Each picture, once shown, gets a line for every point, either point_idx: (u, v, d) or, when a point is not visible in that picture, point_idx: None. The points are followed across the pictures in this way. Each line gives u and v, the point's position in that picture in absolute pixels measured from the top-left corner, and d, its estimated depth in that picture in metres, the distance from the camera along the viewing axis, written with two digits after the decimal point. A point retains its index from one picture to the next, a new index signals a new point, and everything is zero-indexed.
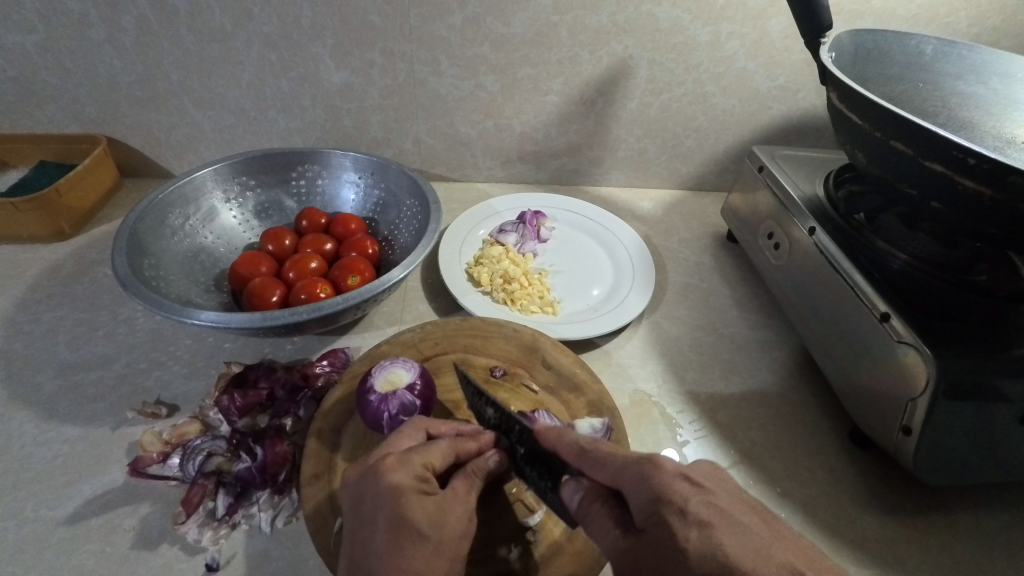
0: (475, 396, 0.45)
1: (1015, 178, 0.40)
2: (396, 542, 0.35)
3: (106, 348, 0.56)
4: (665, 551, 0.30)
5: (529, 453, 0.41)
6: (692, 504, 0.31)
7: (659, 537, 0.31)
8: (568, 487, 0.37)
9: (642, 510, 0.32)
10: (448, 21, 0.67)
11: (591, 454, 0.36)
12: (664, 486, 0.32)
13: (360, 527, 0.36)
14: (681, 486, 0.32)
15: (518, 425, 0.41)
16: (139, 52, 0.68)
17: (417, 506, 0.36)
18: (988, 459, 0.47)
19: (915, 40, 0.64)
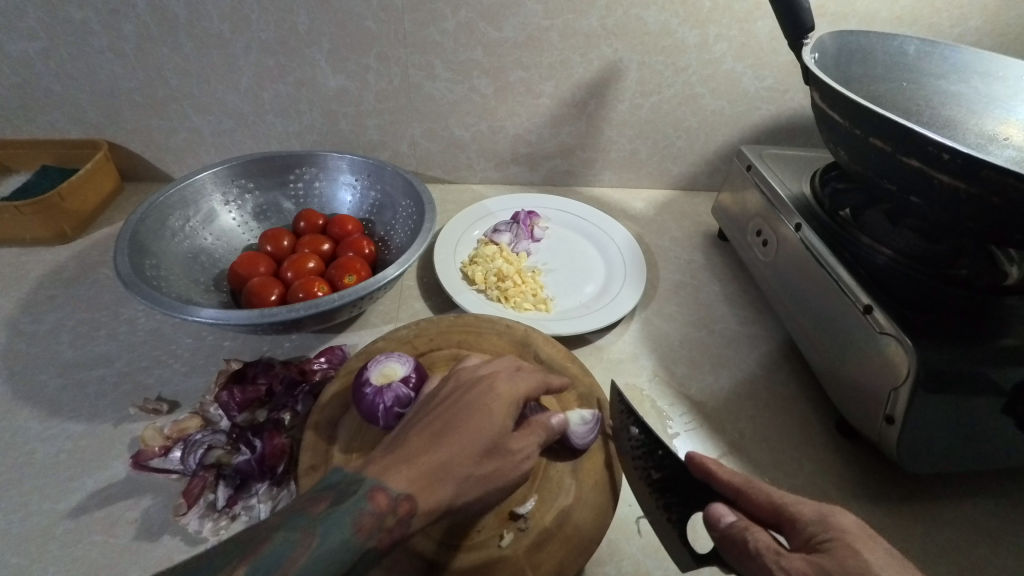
0: (623, 415, 0.48)
1: (989, 171, 0.41)
2: (467, 419, 0.38)
3: (108, 347, 0.57)
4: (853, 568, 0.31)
5: (665, 479, 0.44)
6: (883, 548, 0.32)
7: (826, 561, 0.32)
8: (721, 507, 0.38)
9: (816, 537, 0.34)
10: (441, 27, 0.68)
11: (757, 488, 0.38)
12: (851, 528, 0.33)
13: (447, 402, 0.40)
14: (829, 521, 0.34)
15: (660, 451, 0.45)
16: (139, 59, 0.70)
17: (501, 415, 0.40)
18: (970, 446, 0.49)
19: (897, 40, 0.65)
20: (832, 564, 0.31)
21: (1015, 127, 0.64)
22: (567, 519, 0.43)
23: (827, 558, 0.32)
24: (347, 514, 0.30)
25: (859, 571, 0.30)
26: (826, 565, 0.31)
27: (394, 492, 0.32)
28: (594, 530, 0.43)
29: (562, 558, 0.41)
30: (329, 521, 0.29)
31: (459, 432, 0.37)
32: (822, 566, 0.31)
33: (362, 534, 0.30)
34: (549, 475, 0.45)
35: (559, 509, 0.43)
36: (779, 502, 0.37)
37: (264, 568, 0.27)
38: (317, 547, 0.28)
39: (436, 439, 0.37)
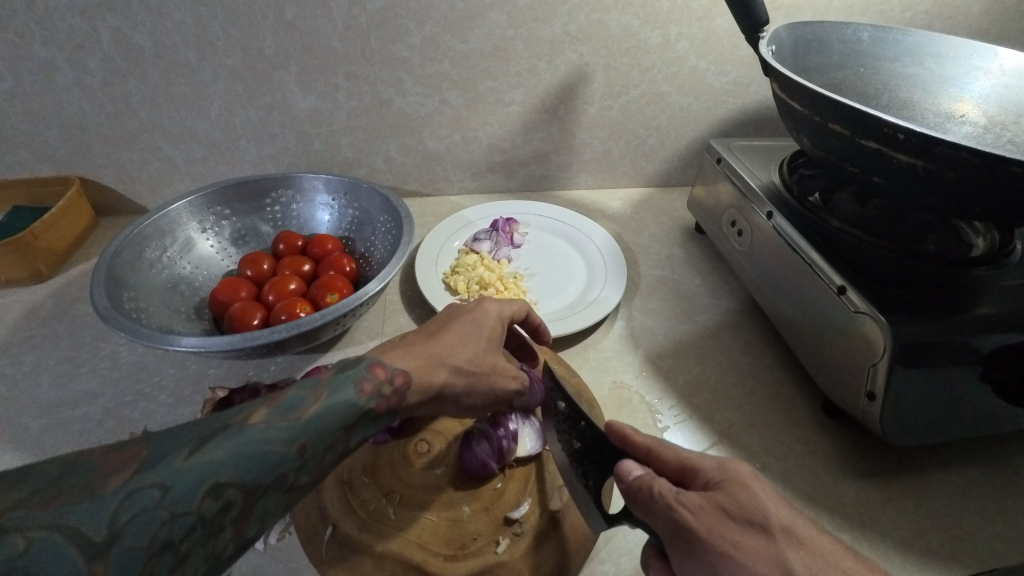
0: (552, 390, 0.46)
1: (943, 147, 0.43)
2: (460, 331, 0.44)
3: (90, 384, 0.56)
4: (750, 506, 0.33)
5: (584, 448, 0.42)
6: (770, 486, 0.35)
7: (728, 496, 0.34)
8: (632, 461, 0.38)
9: (712, 481, 0.36)
10: (408, 42, 0.69)
11: (666, 446, 0.39)
12: (744, 470, 0.36)
13: (445, 317, 0.46)
14: (730, 466, 0.36)
15: (583, 422, 0.42)
16: (107, 93, 0.70)
17: (488, 327, 0.46)
18: (950, 417, 0.50)
19: (851, 28, 0.67)
20: (728, 501, 0.34)
21: (970, 103, 0.66)
22: (562, 520, 0.43)
23: (724, 496, 0.34)
24: (351, 379, 0.35)
25: (750, 504, 0.33)
26: (723, 501, 0.34)
27: (392, 368, 0.37)
28: (590, 529, 0.43)
29: (559, 560, 0.41)
30: (336, 384, 0.34)
31: (452, 337, 0.43)
32: (720, 504, 0.34)
33: (364, 396, 0.35)
34: (541, 477, 0.46)
35: (553, 511, 0.43)
36: (684, 455, 0.38)
37: (282, 411, 0.31)
38: (328, 399, 0.33)
39: (433, 341, 0.42)
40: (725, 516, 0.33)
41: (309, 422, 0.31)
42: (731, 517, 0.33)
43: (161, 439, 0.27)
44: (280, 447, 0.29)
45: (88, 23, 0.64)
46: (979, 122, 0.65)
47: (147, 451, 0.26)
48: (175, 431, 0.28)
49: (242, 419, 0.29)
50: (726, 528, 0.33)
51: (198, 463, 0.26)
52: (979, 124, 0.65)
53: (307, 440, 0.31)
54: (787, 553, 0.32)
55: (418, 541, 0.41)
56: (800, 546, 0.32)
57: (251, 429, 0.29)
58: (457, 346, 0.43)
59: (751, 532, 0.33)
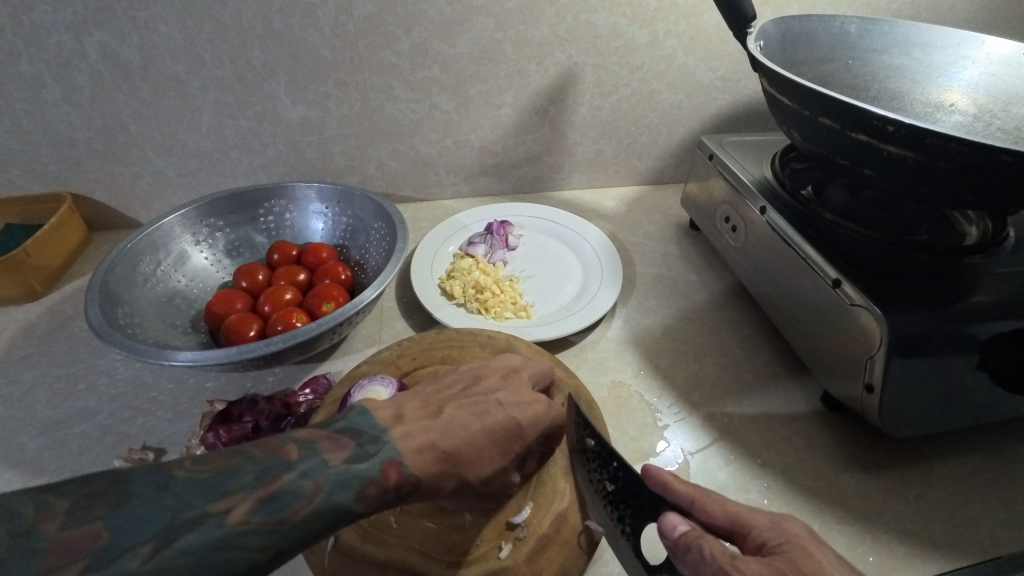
0: (579, 426, 0.46)
1: (933, 138, 0.43)
2: (496, 423, 0.40)
3: (88, 401, 0.56)
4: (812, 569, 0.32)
5: (618, 491, 0.42)
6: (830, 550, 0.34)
7: (788, 561, 0.33)
8: (675, 515, 0.37)
9: (769, 543, 0.35)
10: (396, 48, 0.69)
11: (713, 498, 0.38)
12: (801, 531, 0.35)
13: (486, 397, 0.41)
14: (787, 526, 0.35)
15: (615, 463, 0.43)
16: (96, 108, 0.69)
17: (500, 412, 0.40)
18: (948, 405, 0.50)
19: (838, 21, 0.67)
20: (788, 567, 0.32)
21: (959, 93, 0.67)
22: (564, 523, 0.43)
23: (784, 561, 0.33)
24: (361, 475, 0.31)
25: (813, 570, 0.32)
26: (783, 568, 0.32)
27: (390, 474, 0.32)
28: (591, 530, 0.43)
29: (562, 563, 0.41)
30: (340, 479, 0.30)
31: (487, 433, 0.39)
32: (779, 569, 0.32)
33: (363, 502, 0.31)
34: (543, 480, 0.45)
35: (555, 514, 0.43)
36: (734, 512, 0.37)
37: (265, 511, 0.27)
38: (326, 500, 0.29)
39: (462, 436, 0.37)
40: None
41: (293, 527, 0.27)
42: None
43: (128, 523, 0.25)
44: (254, 556, 0.26)
45: (75, 38, 0.63)
46: (969, 111, 0.66)
47: (107, 538, 0.24)
48: (152, 510, 0.25)
49: (221, 510, 0.26)
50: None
51: (153, 573, 0.23)
52: (968, 113, 0.66)
53: (287, 546, 0.27)
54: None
55: (421, 550, 0.41)
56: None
57: (228, 530, 0.26)
58: (486, 446, 0.39)
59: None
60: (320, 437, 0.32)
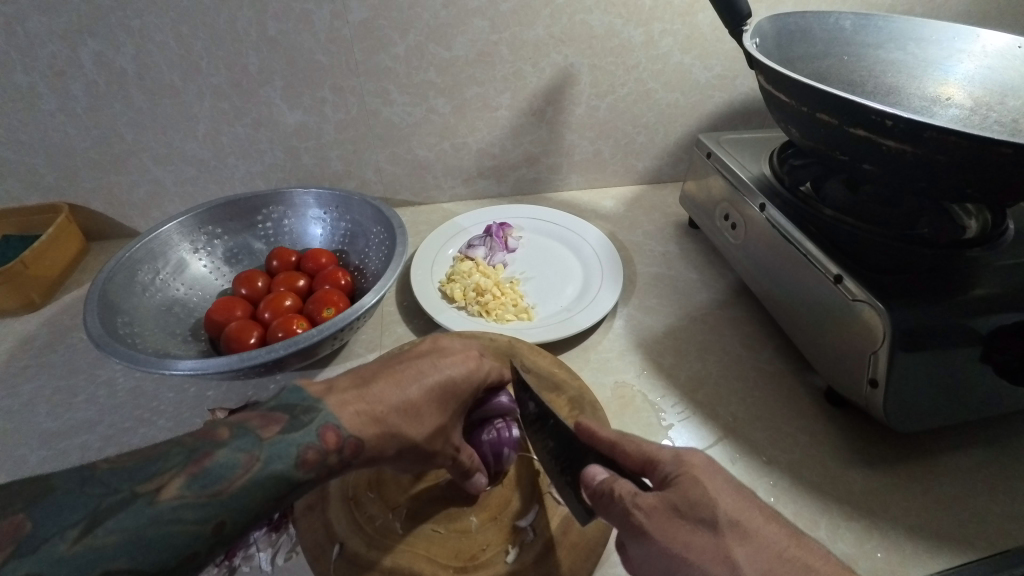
0: (518, 388, 0.45)
1: (931, 132, 0.43)
2: (434, 384, 0.41)
3: (88, 412, 0.56)
4: (698, 500, 0.34)
5: (557, 444, 0.42)
6: (722, 475, 0.36)
7: (684, 494, 0.35)
8: (595, 465, 0.39)
9: (669, 475, 0.37)
10: (392, 52, 0.69)
11: (627, 441, 0.40)
12: (696, 460, 0.37)
13: (423, 358, 0.42)
14: (686, 457, 0.37)
15: (552, 420, 0.42)
16: (92, 117, 0.69)
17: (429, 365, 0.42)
18: (952, 399, 0.50)
19: (832, 17, 0.68)
20: (679, 499, 0.35)
21: (955, 86, 0.67)
22: (571, 525, 0.43)
23: (675, 493, 0.35)
24: (298, 442, 0.32)
25: (701, 500, 0.34)
26: (675, 499, 0.35)
27: (344, 434, 0.34)
28: (599, 533, 0.42)
29: (571, 566, 0.41)
30: (275, 448, 0.31)
31: (421, 394, 0.40)
32: (672, 503, 0.35)
33: (304, 467, 0.32)
34: (548, 483, 0.45)
35: (561, 516, 0.43)
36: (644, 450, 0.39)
37: (199, 485, 0.28)
38: (262, 469, 0.30)
39: (395, 395, 0.39)
40: (675, 515, 0.34)
41: (234, 497, 0.29)
42: (682, 515, 0.34)
43: (49, 512, 0.26)
44: (193, 527, 0.27)
45: (69, 48, 0.63)
46: (965, 104, 0.66)
47: (31, 524, 0.25)
48: (73, 498, 0.26)
49: (154, 490, 0.27)
50: (675, 529, 0.34)
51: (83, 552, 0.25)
52: (965, 106, 0.66)
53: (230, 516, 0.28)
54: (732, 543, 0.33)
55: (427, 555, 0.41)
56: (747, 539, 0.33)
57: (161, 505, 0.27)
58: (420, 408, 0.39)
59: (701, 534, 0.33)
60: (251, 417, 0.33)
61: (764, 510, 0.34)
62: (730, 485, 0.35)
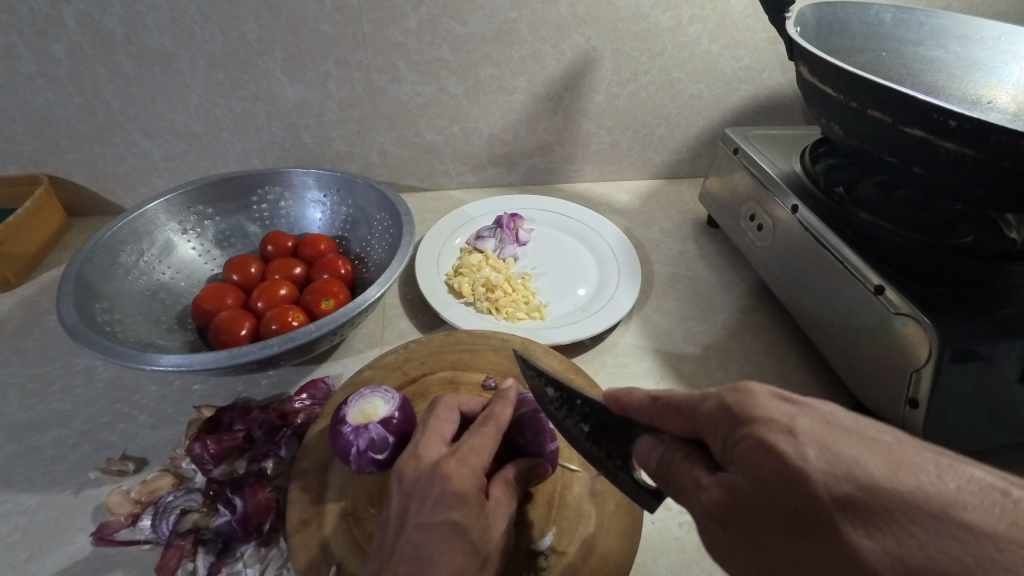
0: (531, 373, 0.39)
1: (999, 135, 0.39)
2: (450, 547, 0.34)
3: (63, 404, 0.51)
4: (769, 477, 0.25)
5: (595, 428, 0.36)
6: (804, 424, 0.25)
7: (756, 477, 0.25)
8: (645, 443, 0.32)
9: (730, 441, 0.27)
10: (403, 25, 0.64)
11: (669, 403, 0.32)
12: (764, 408, 0.26)
13: (410, 526, 0.34)
14: (768, 406, 0.27)
15: (580, 400, 0.36)
16: (75, 82, 0.64)
17: (416, 528, 0.34)
18: (992, 421, 0.47)
19: (874, 9, 0.63)
20: (751, 481, 0.25)
21: (1000, 89, 0.63)
22: (592, 550, 0.39)
23: (745, 473, 0.26)
24: None
25: (779, 481, 0.24)
26: (743, 483, 0.26)
27: None
28: (622, 559, 0.38)
29: None
30: None
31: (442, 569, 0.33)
32: (738, 489, 0.26)
33: None
34: (565, 502, 0.41)
35: (581, 540, 0.39)
36: (688, 414, 0.30)
37: None
38: None
39: None
40: (761, 510, 0.25)
41: None
42: (769, 506, 0.25)
43: None
44: None
45: (50, 4, 0.58)
46: (1008, 109, 0.62)
47: None
48: None
49: None
50: (769, 536, 0.25)
51: None
52: (1008, 112, 0.62)
53: None
54: (850, 534, 0.23)
55: None
56: (871, 524, 0.22)
57: None
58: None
59: (809, 532, 0.24)
60: None
61: (874, 459, 0.24)
62: (811, 445, 0.25)
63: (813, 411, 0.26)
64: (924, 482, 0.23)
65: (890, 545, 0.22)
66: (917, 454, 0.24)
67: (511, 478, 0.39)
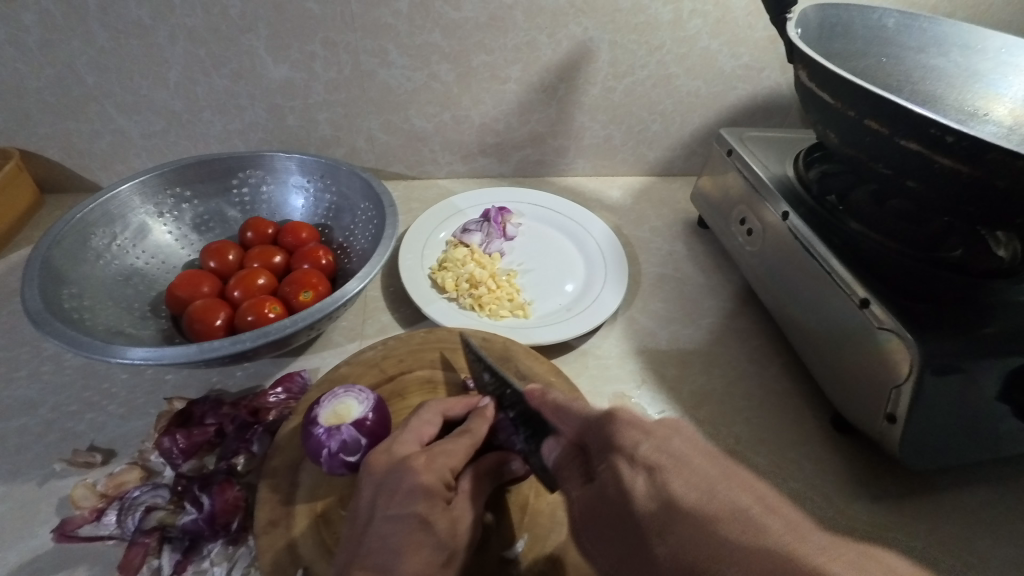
0: (477, 361, 0.46)
1: (995, 154, 0.39)
2: (415, 540, 0.33)
3: (30, 391, 0.50)
4: (613, 491, 0.30)
5: (516, 416, 0.41)
6: (645, 448, 0.31)
7: (606, 489, 0.31)
8: (549, 442, 0.38)
9: (597, 462, 0.33)
10: (393, 7, 0.62)
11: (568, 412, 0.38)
12: (619, 437, 0.32)
13: (378, 518, 0.34)
14: (628, 428, 0.32)
15: (509, 389, 0.42)
16: (46, 53, 0.61)
17: (382, 521, 0.34)
18: (969, 438, 0.47)
19: (877, 13, 0.62)
20: (601, 493, 0.31)
21: (998, 101, 0.62)
22: (563, 558, 0.39)
23: (599, 488, 0.32)
24: None
25: (619, 498, 0.30)
26: (596, 495, 0.31)
27: None
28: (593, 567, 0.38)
29: None
30: None
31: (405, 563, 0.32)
32: (594, 498, 0.32)
33: None
34: (539, 509, 0.41)
35: (553, 548, 0.39)
36: (577, 426, 0.36)
37: None
38: None
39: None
40: (603, 512, 0.31)
41: None
42: (612, 513, 0.30)
43: None
44: None
45: None
46: (1005, 122, 0.61)
47: None
48: None
49: None
50: (609, 539, 0.30)
51: None
52: (1004, 125, 0.61)
53: None
54: (653, 546, 0.27)
55: None
56: (667, 533, 0.26)
57: None
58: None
59: (632, 541, 0.28)
60: None
61: (683, 483, 0.28)
62: (642, 470, 0.30)
63: (654, 438, 0.31)
64: (710, 505, 0.26)
65: (676, 549, 0.25)
66: (709, 472, 0.29)
67: (482, 472, 0.39)
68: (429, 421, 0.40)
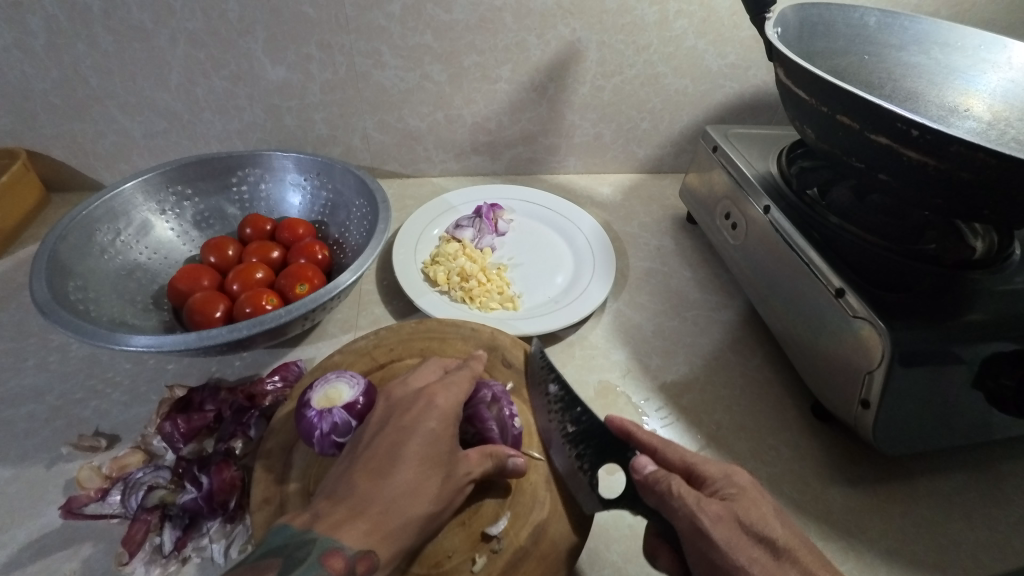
0: (544, 371, 0.49)
1: (958, 147, 0.40)
2: (415, 456, 0.38)
3: (37, 379, 0.52)
4: (751, 510, 0.38)
5: (579, 431, 0.45)
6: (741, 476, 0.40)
7: (740, 506, 0.38)
8: (643, 457, 0.41)
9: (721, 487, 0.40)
10: (386, 10, 0.64)
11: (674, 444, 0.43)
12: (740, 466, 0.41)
13: (384, 434, 0.39)
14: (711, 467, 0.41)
15: (580, 407, 0.46)
16: (52, 56, 0.63)
17: (385, 438, 0.39)
18: (942, 423, 0.48)
19: (858, 12, 0.64)
20: (742, 513, 0.37)
21: (976, 97, 0.63)
22: (543, 535, 0.41)
23: (739, 506, 0.38)
24: None
25: (760, 519, 0.37)
26: (737, 513, 0.37)
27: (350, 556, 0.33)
28: (571, 541, 0.41)
29: None
30: None
31: (405, 471, 0.37)
32: (736, 510, 0.37)
33: None
34: (522, 488, 0.43)
35: (534, 526, 0.41)
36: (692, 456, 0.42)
37: None
38: None
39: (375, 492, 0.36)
40: (728, 531, 0.36)
41: None
42: (724, 533, 0.36)
43: None
44: None
45: None
46: (983, 117, 0.63)
47: None
48: None
49: None
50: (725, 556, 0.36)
51: None
52: (983, 120, 0.62)
53: None
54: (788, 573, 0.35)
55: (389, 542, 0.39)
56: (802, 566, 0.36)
57: None
58: (411, 482, 0.37)
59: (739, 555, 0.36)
60: None
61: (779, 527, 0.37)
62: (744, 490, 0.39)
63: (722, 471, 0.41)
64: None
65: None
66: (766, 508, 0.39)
67: (487, 452, 0.40)
68: (431, 367, 0.45)
